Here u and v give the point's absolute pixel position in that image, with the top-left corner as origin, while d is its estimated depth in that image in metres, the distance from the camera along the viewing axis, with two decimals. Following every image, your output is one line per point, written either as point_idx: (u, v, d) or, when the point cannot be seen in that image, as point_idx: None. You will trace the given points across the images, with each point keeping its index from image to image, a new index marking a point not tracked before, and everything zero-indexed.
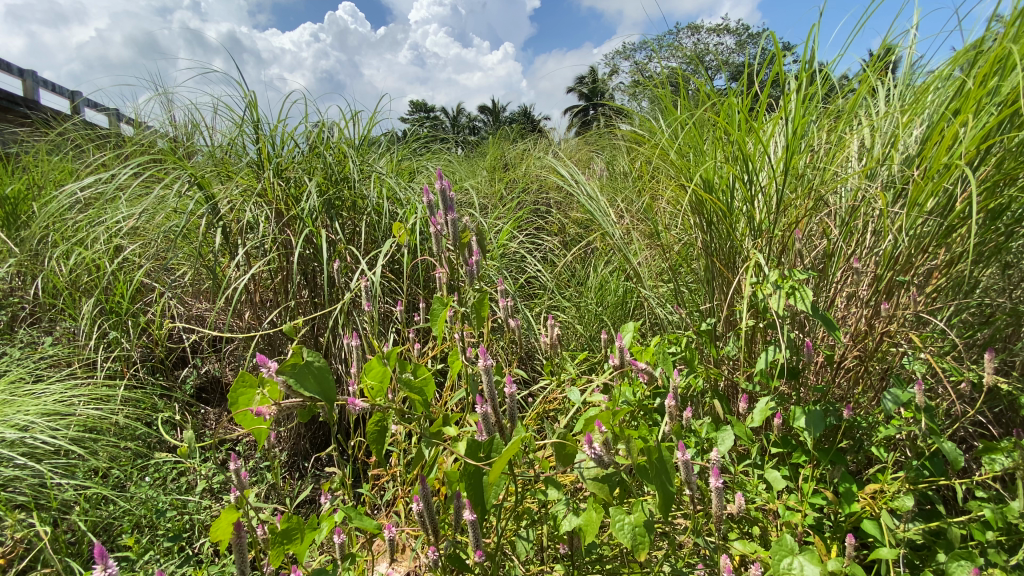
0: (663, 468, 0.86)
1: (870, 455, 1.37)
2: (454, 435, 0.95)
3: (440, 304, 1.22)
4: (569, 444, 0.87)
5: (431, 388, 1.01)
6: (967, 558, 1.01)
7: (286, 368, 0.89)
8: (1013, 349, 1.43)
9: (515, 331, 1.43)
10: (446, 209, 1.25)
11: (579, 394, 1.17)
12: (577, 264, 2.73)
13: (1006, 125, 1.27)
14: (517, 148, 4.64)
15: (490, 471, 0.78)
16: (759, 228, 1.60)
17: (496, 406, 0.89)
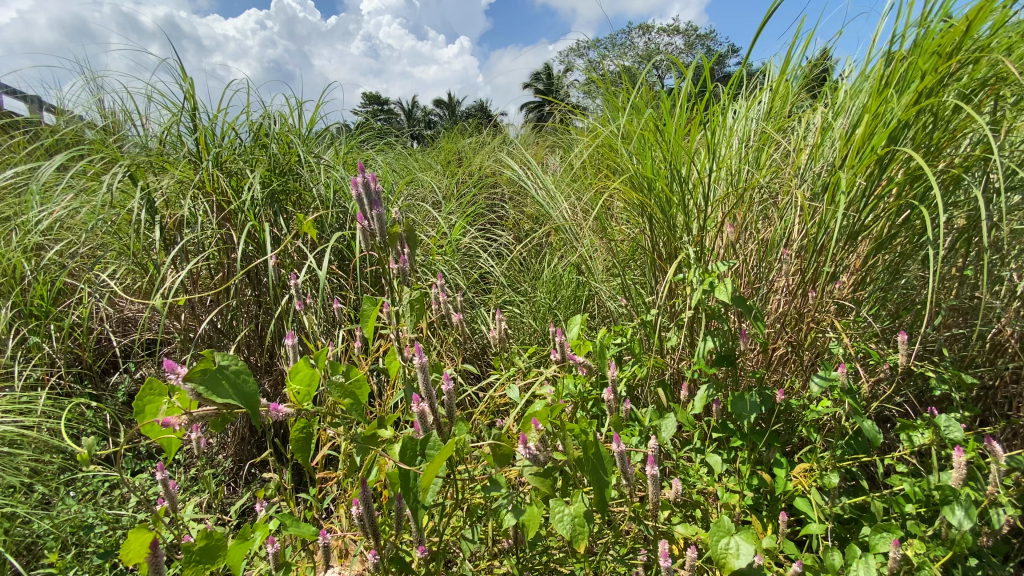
0: (598, 463, 0.86)
1: (803, 437, 1.45)
2: (390, 436, 0.94)
3: (370, 302, 1.17)
4: (504, 443, 0.87)
5: (364, 390, 0.97)
6: (888, 530, 1.08)
7: (195, 375, 0.82)
8: (929, 334, 1.53)
9: (462, 325, 1.42)
10: (372, 203, 1.22)
11: (519, 391, 1.16)
12: (530, 259, 2.73)
13: (919, 125, 1.36)
14: (472, 143, 4.61)
15: (423, 473, 0.77)
16: (701, 223, 1.65)
17: (432, 407, 0.88)
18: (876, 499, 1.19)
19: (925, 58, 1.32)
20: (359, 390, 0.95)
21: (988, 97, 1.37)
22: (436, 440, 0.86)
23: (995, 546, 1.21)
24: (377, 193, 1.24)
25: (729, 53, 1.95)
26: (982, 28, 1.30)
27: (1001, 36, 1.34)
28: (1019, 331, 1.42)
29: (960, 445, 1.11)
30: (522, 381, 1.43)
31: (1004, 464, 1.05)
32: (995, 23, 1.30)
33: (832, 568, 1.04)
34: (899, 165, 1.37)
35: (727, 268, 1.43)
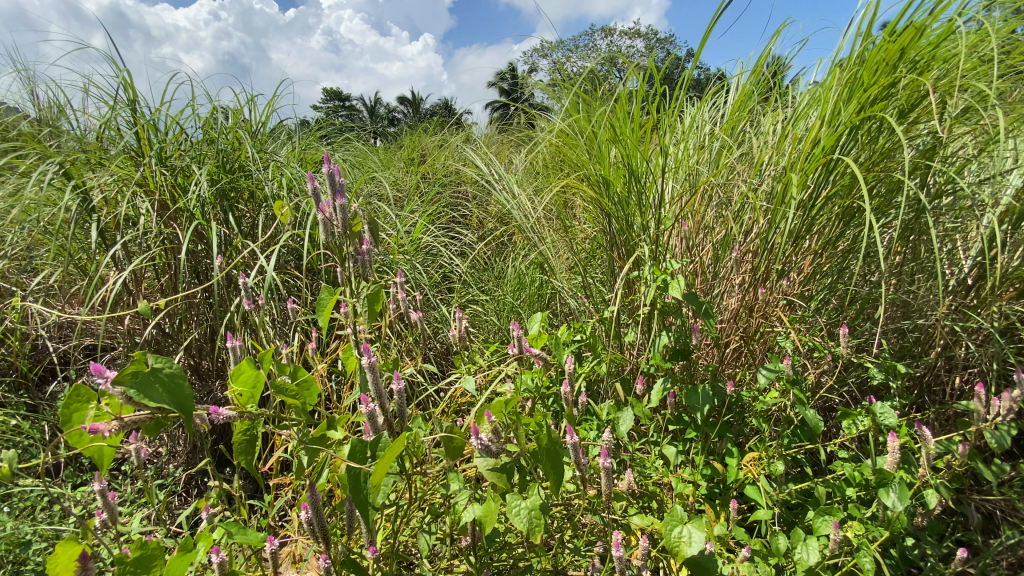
0: (554, 452, 0.87)
1: (753, 428, 1.50)
2: (341, 437, 0.92)
3: (328, 294, 1.16)
4: (455, 437, 0.87)
5: (313, 392, 0.94)
6: (830, 513, 1.13)
7: (125, 379, 0.79)
8: (867, 327, 1.62)
9: (420, 324, 1.40)
10: (335, 194, 1.19)
11: (474, 384, 1.14)
12: (493, 258, 2.72)
13: (863, 130, 1.43)
14: (436, 141, 4.57)
15: (374, 470, 0.76)
16: (658, 222, 1.70)
17: (383, 404, 0.85)
18: (820, 484, 1.25)
19: (875, 67, 1.39)
20: (308, 391, 0.93)
21: (927, 106, 1.45)
22: (387, 439, 0.84)
23: (928, 526, 1.28)
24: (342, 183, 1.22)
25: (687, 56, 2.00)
26: (925, 38, 1.37)
27: (942, 47, 1.42)
28: (948, 323, 1.52)
29: (894, 431, 1.17)
30: (482, 379, 1.43)
31: (933, 447, 1.12)
32: (939, 34, 1.37)
33: (778, 551, 1.08)
34: (846, 168, 1.44)
35: (681, 265, 1.47)
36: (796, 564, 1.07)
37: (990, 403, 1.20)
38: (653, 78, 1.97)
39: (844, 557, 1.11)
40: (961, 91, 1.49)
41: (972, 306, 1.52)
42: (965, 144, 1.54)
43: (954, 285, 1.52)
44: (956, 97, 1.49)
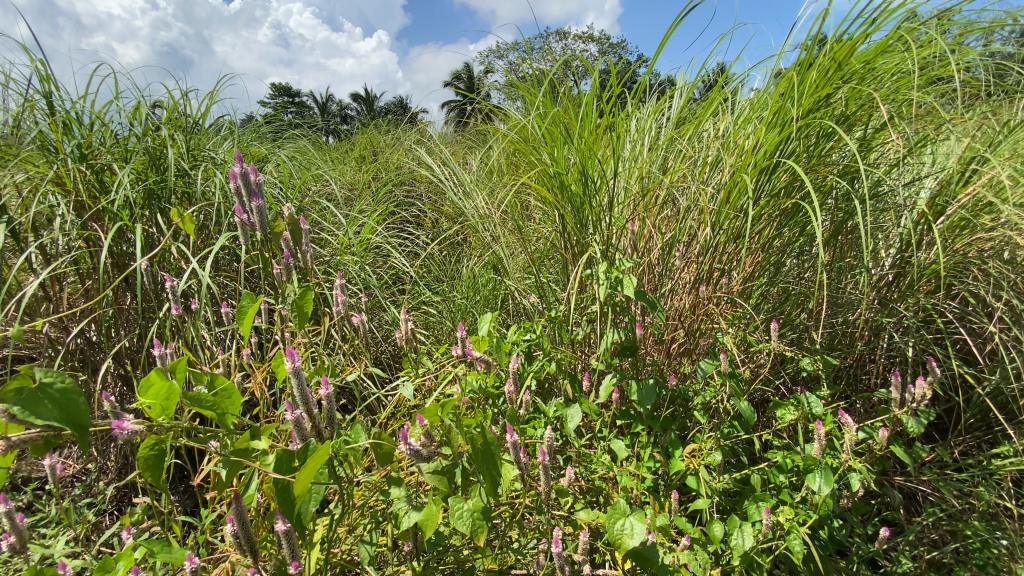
0: (488, 453, 0.85)
1: (696, 420, 1.56)
2: (266, 448, 0.89)
3: (248, 301, 1.09)
4: (383, 441, 0.86)
5: (233, 401, 0.88)
6: (763, 499, 1.19)
7: (7, 396, 0.72)
8: (799, 321, 1.71)
9: (361, 327, 1.36)
10: (251, 195, 1.15)
11: (413, 390, 1.16)
12: (446, 258, 2.69)
13: (798, 137, 1.51)
14: (389, 139, 4.48)
15: (296, 480, 0.73)
16: (608, 222, 1.73)
17: (310, 412, 0.83)
18: (755, 472, 1.31)
19: (812, 77, 1.47)
20: (226, 400, 0.88)
21: (858, 115, 1.54)
22: (315, 447, 0.82)
23: (853, 507, 1.37)
24: (258, 185, 1.17)
25: (638, 61, 2.04)
26: (854, 52, 1.46)
27: (872, 61, 1.51)
28: (871, 316, 1.62)
29: (818, 418, 1.24)
30: (430, 381, 1.41)
31: (855, 434, 1.19)
32: (870, 49, 1.46)
33: (715, 538, 1.13)
34: (782, 173, 1.52)
35: (631, 265, 1.50)
36: (732, 549, 1.13)
37: (905, 390, 1.29)
38: (606, 82, 2.00)
39: (776, 541, 1.17)
40: (886, 100, 1.59)
41: (892, 300, 1.63)
42: (887, 150, 1.65)
43: (877, 281, 1.63)
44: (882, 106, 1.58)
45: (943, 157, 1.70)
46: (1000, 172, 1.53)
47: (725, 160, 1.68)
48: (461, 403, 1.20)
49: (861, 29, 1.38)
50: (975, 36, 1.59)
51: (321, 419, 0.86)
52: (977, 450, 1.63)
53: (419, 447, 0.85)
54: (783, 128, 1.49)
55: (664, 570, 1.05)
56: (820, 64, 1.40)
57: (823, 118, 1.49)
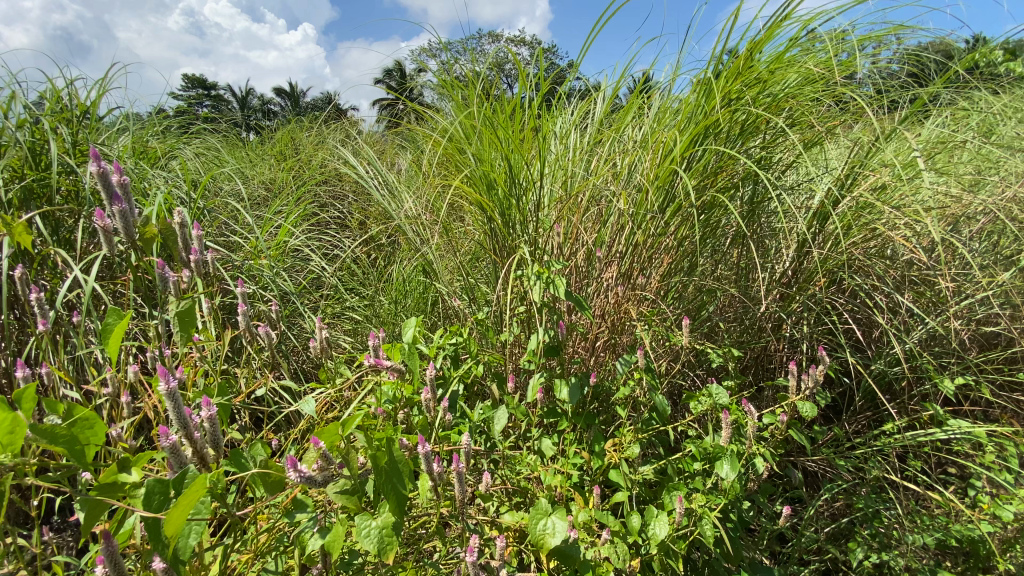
0: (393, 471, 0.83)
1: (619, 416, 1.60)
2: (137, 481, 0.83)
3: (116, 317, 1.01)
4: (272, 471, 0.82)
5: (96, 429, 0.83)
6: (677, 488, 1.25)
7: None
8: (712, 316, 1.80)
9: (266, 338, 1.25)
10: (112, 199, 1.05)
11: (313, 409, 1.05)
12: (373, 260, 2.59)
13: (707, 140, 1.59)
14: (312, 136, 4.27)
15: (168, 515, 0.69)
16: (534, 222, 1.73)
17: (188, 437, 0.78)
18: (672, 462, 1.37)
19: (718, 85, 1.55)
20: (87, 431, 0.82)
21: (762, 123, 1.65)
22: (194, 475, 0.77)
23: (759, 489, 1.47)
24: (122, 186, 1.08)
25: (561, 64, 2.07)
26: (755, 64, 1.57)
27: (773, 72, 1.62)
28: (774, 310, 1.75)
29: (725, 408, 1.31)
30: (348, 391, 1.35)
31: (757, 421, 1.28)
32: (769, 62, 1.57)
33: (634, 530, 1.17)
34: (693, 175, 1.60)
35: (559, 265, 1.52)
36: (650, 539, 1.17)
37: (802, 377, 1.40)
38: (530, 83, 2.02)
39: (690, 527, 1.23)
40: (787, 108, 1.70)
41: (792, 293, 1.76)
42: (787, 156, 1.79)
43: (779, 277, 1.75)
44: (783, 113, 1.69)
45: (834, 162, 1.86)
46: (880, 176, 1.69)
47: (642, 162, 1.75)
48: (376, 412, 1.16)
49: (765, 34, 1.47)
50: (866, 53, 1.74)
51: (203, 443, 0.81)
52: (864, 428, 1.81)
53: (316, 471, 0.84)
54: (700, 123, 1.54)
55: (585, 565, 1.08)
56: (723, 73, 1.48)
57: (733, 120, 1.58)
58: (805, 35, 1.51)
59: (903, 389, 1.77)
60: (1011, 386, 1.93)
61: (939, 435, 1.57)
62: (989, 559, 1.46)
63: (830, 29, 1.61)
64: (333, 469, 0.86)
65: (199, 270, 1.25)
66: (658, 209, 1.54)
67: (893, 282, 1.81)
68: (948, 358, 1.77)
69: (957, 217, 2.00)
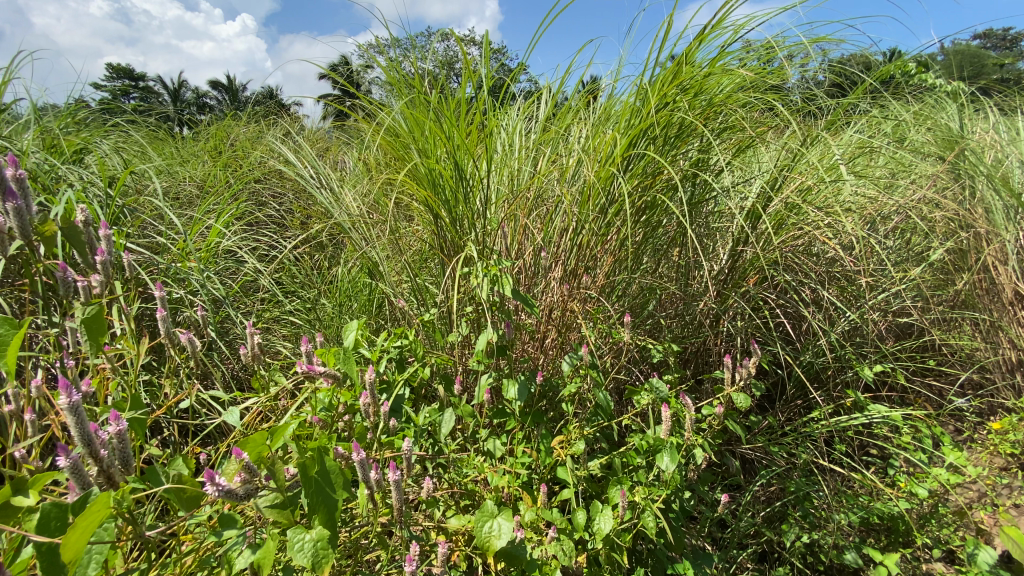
0: (325, 480, 0.81)
1: (565, 413, 1.62)
2: (34, 504, 0.76)
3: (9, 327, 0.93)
4: (189, 486, 0.77)
5: None
6: (621, 482, 1.27)
7: None
8: (655, 312, 1.85)
9: (190, 346, 1.17)
10: (4, 194, 0.96)
11: (237, 418, 1.01)
12: (315, 262, 2.48)
13: (647, 141, 1.63)
14: (249, 132, 4.06)
15: (64, 541, 0.65)
16: (480, 221, 1.72)
17: (92, 455, 0.72)
18: (617, 457, 1.40)
19: (657, 88, 1.59)
20: None
21: (698, 125, 1.70)
22: (96, 496, 0.72)
23: (699, 478, 1.52)
24: (19, 182, 0.99)
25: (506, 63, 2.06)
26: (691, 69, 1.62)
27: (708, 76, 1.68)
28: (712, 305, 1.82)
29: (665, 401, 1.35)
30: (283, 400, 1.28)
31: (696, 413, 1.32)
32: (705, 66, 1.63)
33: (580, 526, 1.18)
34: (634, 176, 1.64)
35: (506, 264, 1.51)
36: (595, 535, 1.19)
37: (736, 369, 1.46)
38: (475, 81, 2.00)
39: (634, 519, 1.26)
40: (721, 113, 1.77)
41: (729, 289, 1.83)
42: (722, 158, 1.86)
43: (716, 274, 1.82)
44: (718, 118, 1.77)
45: (765, 165, 1.95)
46: (805, 178, 1.80)
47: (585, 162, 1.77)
48: (312, 421, 1.11)
49: (698, 40, 1.52)
50: (792, 63, 1.84)
51: (111, 461, 0.75)
52: (795, 416, 1.91)
53: (237, 484, 0.78)
54: (638, 125, 1.58)
55: (531, 564, 1.09)
56: (661, 75, 1.52)
57: (670, 122, 1.62)
58: (736, 42, 1.58)
59: (828, 377, 1.89)
60: (920, 372, 2.10)
61: (860, 420, 1.68)
62: (904, 533, 1.58)
63: (760, 41, 1.69)
64: (258, 482, 0.81)
65: (107, 274, 1.14)
66: (600, 209, 1.56)
67: (819, 277, 1.93)
68: (867, 348, 1.90)
69: (873, 217, 2.16)
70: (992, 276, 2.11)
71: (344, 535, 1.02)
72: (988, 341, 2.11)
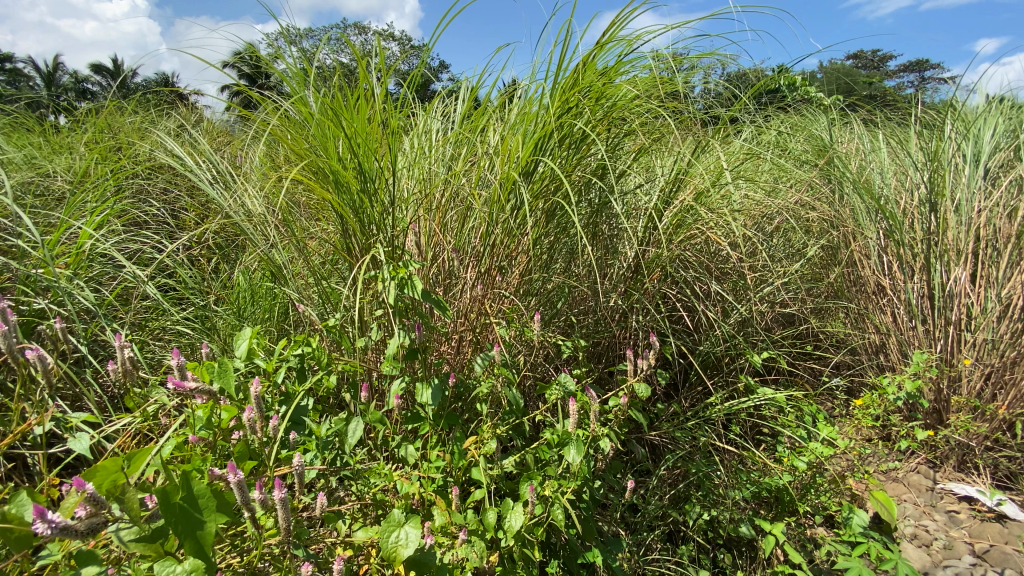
0: (191, 506, 0.79)
1: (480, 413, 1.61)
2: None
3: None
4: (18, 528, 0.75)
5: None
6: (532, 478, 1.29)
7: None
8: (567, 310, 1.91)
9: (40, 367, 1.05)
10: None
11: (86, 443, 0.99)
12: (210, 266, 2.29)
13: (552, 146, 1.67)
14: (136, 122, 3.66)
15: None
16: (389, 223, 1.66)
17: None
18: (530, 453, 1.42)
19: (559, 94, 1.63)
20: None
21: (601, 131, 1.77)
22: None
23: (609, 468, 1.58)
24: None
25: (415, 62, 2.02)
26: (591, 77, 1.67)
27: (610, 83, 1.74)
28: (620, 302, 1.91)
29: (572, 395, 1.39)
30: (165, 418, 1.16)
31: (601, 407, 1.37)
32: (605, 73, 1.69)
33: (491, 525, 1.18)
34: (540, 178, 1.67)
35: (416, 265, 1.47)
36: (506, 533, 1.19)
37: (638, 361, 1.54)
38: (382, 79, 1.94)
39: (545, 513, 1.29)
40: (623, 119, 1.85)
41: (635, 286, 1.93)
42: (626, 162, 1.94)
43: (623, 272, 1.91)
44: (620, 123, 1.84)
45: (666, 170, 2.07)
46: (700, 182, 1.93)
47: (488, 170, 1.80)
48: (191, 441, 1.02)
49: (596, 48, 1.58)
50: (686, 75, 1.97)
51: None
52: (697, 402, 2.05)
53: (78, 519, 0.73)
54: (542, 128, 1.61)
55: (440, 569, 1.08)
56: (562, 80, 1.56)
57: (574, 126, 1.67)
58: (632, 53, 1.66)
59: (724, 365, 2.05)
60: (802, 357, 2.33)
61: (750, 402, 1.84)
62: (789, 502, 1.75)
63: (655, 53, 1.80)
64: (108, 515, 0.76)
65: None
66: (509, 209, 1.58)
67: (715, 273, 2.08)
68: (756, 337, 2.08)
69: (760, 218, 2.37)
70: (858, 269, 2.39)
71: (234, 561, 0.95)
72: (856, 327, 2.39)
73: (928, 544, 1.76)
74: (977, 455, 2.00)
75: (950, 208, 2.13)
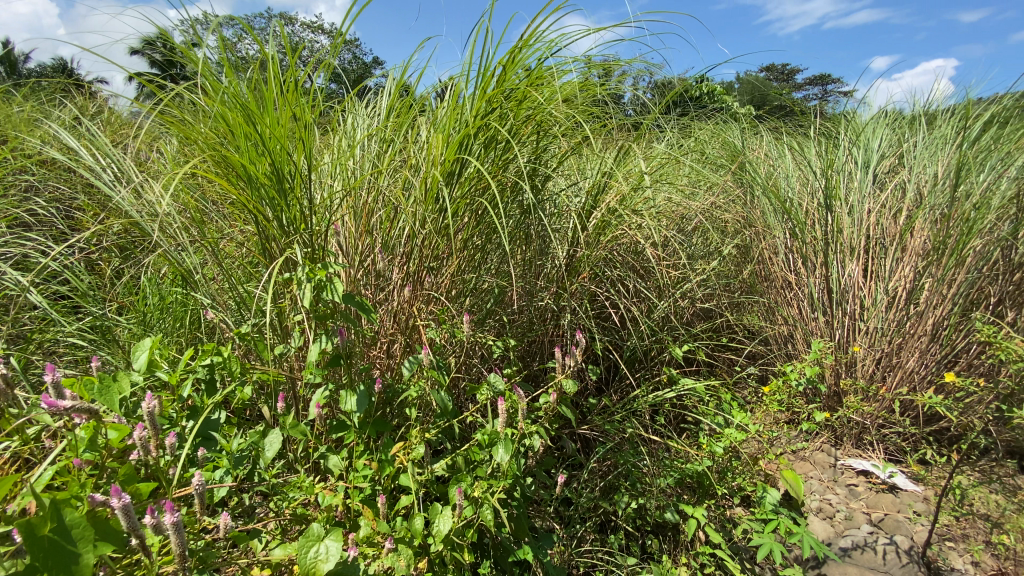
0: (63, 538, 0.74)
1: (411, 417, 1.58)
2: None
3: None
4: None
5: None
6: (461, 480, 1.28)
7: None
8: (498, 309, 1.91)
9: None
10: None
11: None
12: (112, 271, 2.10)
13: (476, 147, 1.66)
14: (25, 112, 3.29)
15: None
16: (309, 223, 1.59)
17: None
18: (460, 455, 1.40)
19: (482, 94, 1.63)
20: None
21: (526, 133, 1.79)
22: None
23: (540, 465, 1.60)
24: None
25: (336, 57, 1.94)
26: (514, 79, 1.69)
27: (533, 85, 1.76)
28: (549, 301, 1.94)
29: (501, 395, 1.39)
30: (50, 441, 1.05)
31: (530, 405, 1.37)
32: (527, 76, 1.71)
33: (418, 532, 1.16)
34: (466, 178, 1.66)
35: (337, 266, 1.40)
36: (433, 538, 1.18)
37: (567, 359, 1.56)
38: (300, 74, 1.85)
39: (474, 515, 1.28)
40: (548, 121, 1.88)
41: (564, 284, 1.97)
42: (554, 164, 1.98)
43: (552, 271, 1.95)
44: (545, 125, 1.87)
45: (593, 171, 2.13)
46: (623, 185, 2.00)
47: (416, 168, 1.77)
48: (74, 464, 0.95)
49: (516, 51, 1.60)
50: (608, 79, 2.04)
51: None
52: (625, 395, 2.13)
53: None
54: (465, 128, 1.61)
55: None
56: (482, 80, 1.55)
57: (497, 127, 1.68)
58: (552, 56, 1.69)
59: (648, 359, 2.14)
60: (720, 349, 2.49)
61: (672, 393, 1.93)
62: (710, 486, 1.85)
63: (576, 57, 1.84)
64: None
65: None
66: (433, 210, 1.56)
67: (637, 271, 2.18)
68: (677, 331, 2.19)
69: (680, 219, 2.50)
70: (768, 266, 2.58)
71: None
72: (768, 319, 2.58)
73: (831, 516, 1.93)
74: (871, 432, 2.22)
75: (844, 209, 2.34)
